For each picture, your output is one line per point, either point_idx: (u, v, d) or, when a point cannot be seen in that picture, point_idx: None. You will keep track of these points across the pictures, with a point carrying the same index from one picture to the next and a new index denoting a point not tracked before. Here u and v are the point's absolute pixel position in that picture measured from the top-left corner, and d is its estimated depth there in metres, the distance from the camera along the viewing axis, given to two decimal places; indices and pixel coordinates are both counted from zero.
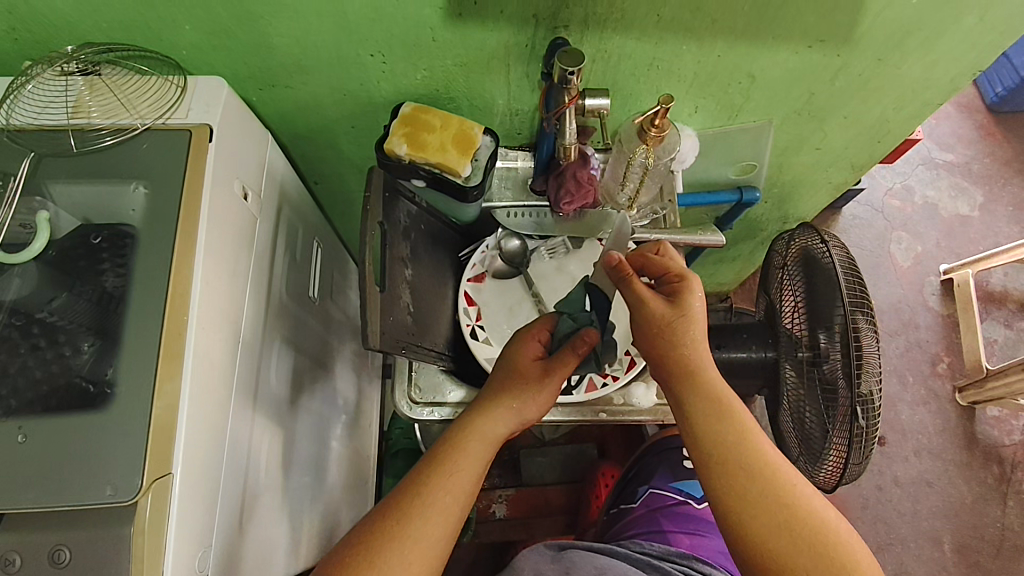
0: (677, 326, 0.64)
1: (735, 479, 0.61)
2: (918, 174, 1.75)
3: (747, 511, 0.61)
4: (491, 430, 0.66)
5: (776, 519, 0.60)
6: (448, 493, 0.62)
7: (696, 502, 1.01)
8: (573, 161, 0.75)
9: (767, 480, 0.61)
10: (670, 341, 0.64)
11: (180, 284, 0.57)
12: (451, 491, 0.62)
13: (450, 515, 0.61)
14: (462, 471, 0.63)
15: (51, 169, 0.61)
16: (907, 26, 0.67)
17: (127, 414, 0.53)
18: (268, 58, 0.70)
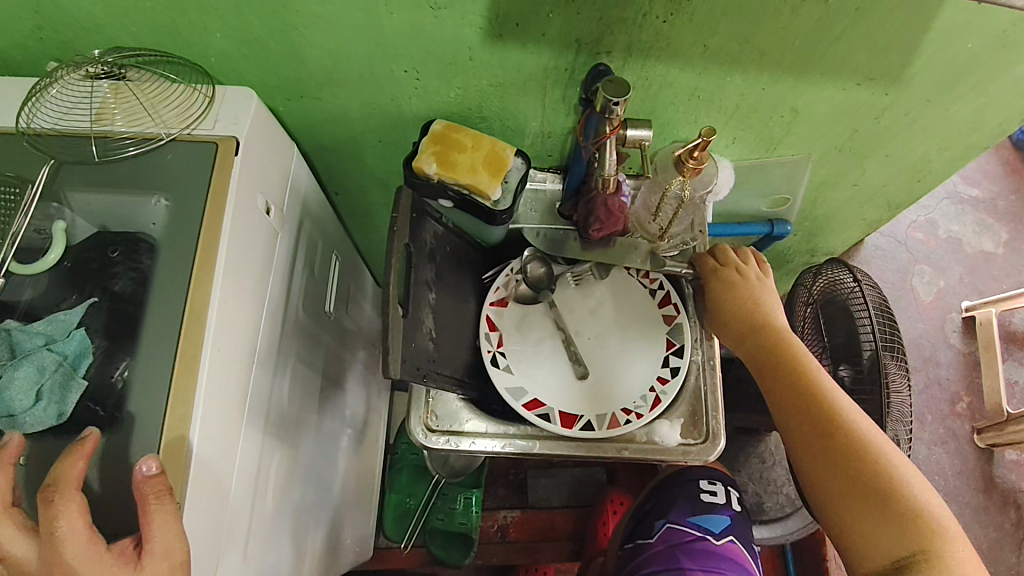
0: (757, 320, 0.70)
1: (820, 438, 0.62)
2: (942, 208, 1.71)
3: (815, 449, 0.62)
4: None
5: (872, 543, 0.58)
6: None
7: (715, 538, 1.00)
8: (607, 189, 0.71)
9: (834, 439, 0.62)
10: (741, 315, 0.72)
11: (196, 304, 0.54)
12: None
13: None
14: None
15: (70, 178, 0.59)
16: (963, 68, 0.65)
17: (137, 441, 0.51)
18: (297, 70, 0.68)
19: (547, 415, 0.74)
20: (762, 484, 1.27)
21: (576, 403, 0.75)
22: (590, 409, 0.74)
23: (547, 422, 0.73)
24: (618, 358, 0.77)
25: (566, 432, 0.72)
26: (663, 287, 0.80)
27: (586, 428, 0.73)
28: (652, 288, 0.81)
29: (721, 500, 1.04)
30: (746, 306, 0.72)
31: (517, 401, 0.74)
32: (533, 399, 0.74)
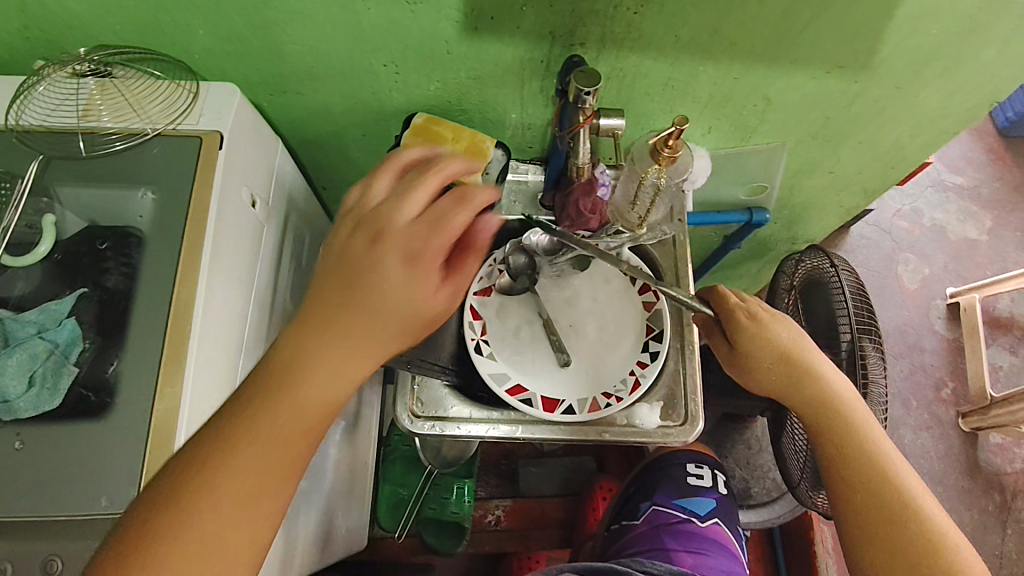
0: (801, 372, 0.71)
1: (865, 492, 0.66)
2: (927, 196, 1.74)
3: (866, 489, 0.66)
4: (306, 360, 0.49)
5: None
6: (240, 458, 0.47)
7: (699, 520, 1.02)
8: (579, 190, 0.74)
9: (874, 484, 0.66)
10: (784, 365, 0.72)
11: (182, 293, 0.56)
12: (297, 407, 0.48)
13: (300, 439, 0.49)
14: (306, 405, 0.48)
15: (59, 173, 0.60)
16: (927, 55, 0.67)
17: (127, 424, 0.53)
18: (280, 65, 0.69)
19: (530, 400, 0.76)
20: (750, 470, 1.28)
21: (558, 388, 0.76)
22: (571, 394, 0.76)
23: (530, 407, 0.75)
24: (598, 344, 0.79)
25: (548, 415, 0.75)
26: (642, 274, 0.82)
27: (567, 412, 0.75)
28: (632, 275, 0.82)
29: (706, 483, 1.06)
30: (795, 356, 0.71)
31: (500, 386, 0.75)
32: (515, 384, 0.76)
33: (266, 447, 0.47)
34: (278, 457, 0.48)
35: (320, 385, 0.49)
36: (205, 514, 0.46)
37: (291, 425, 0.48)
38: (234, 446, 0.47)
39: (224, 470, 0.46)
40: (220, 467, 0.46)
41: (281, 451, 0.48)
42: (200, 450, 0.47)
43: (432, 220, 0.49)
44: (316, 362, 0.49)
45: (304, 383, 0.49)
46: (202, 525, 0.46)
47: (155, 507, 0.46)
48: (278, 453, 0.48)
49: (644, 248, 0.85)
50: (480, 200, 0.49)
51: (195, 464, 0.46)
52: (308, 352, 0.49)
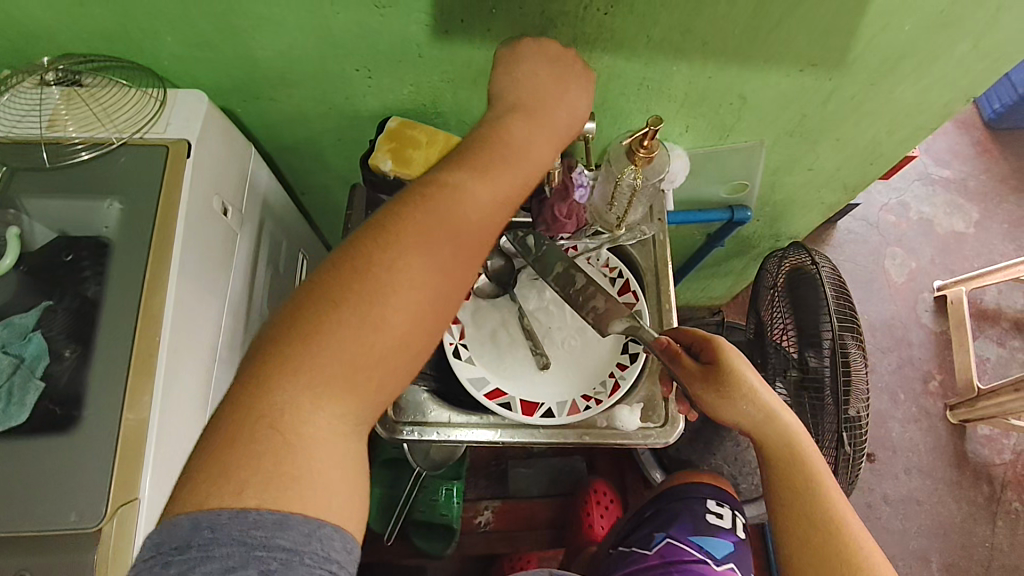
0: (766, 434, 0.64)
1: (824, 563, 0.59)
2: (914, 190, 1.74)
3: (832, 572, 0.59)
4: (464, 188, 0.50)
5: None
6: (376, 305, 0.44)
7: (716, 563, 0.94)
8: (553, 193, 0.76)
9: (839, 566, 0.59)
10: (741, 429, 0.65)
11: (150, 305, 0.56)
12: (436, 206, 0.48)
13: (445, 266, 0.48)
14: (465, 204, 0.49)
15: (25, 184, 0.59)
16: (901, 52, 0.67)
17: (96, 437, 0.52)
18: (251, 70, 0.69)
19: (509, 403, 0.75)
20: (739, 467, 1.22)
21: (537, 391, 0.76)
22: (550, 397, 0.76)
23: (509, 411, 0.74)
24: (577, 345, 0.79)
25: (526, 419, 0.74)
26: (621, 275, 0.81)
27: (547, 415, 0.75)
28: (611, 276, 0.81)
29: (726, 523, 0.97)
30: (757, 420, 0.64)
31: (479, 391, 0.75)
32: (495, 388, 0.76)
33: (382, 310, 0.44)
34: (391, 323, 0.44)
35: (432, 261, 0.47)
36: (316, 389, 0.42)
37: (411, 292, 0.45)
38: (346, 304, 0.44)
39: (336, 330, 0.43)
40: (332, 326, 0.43)
41: (394, 318, 0.44)
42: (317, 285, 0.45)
43: (558, 67, 0.59)
44: (410, 266, 0.46)
45: (425, 255, 0.46)
46: (305, 392, 0.42)
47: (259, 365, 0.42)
48: (398, 323, 0.44)
49: (623, 249, 0.85)
50: (575, 96, 0.59)
51: (301, 316, 0.43)
52: (429, 224, 0.48)
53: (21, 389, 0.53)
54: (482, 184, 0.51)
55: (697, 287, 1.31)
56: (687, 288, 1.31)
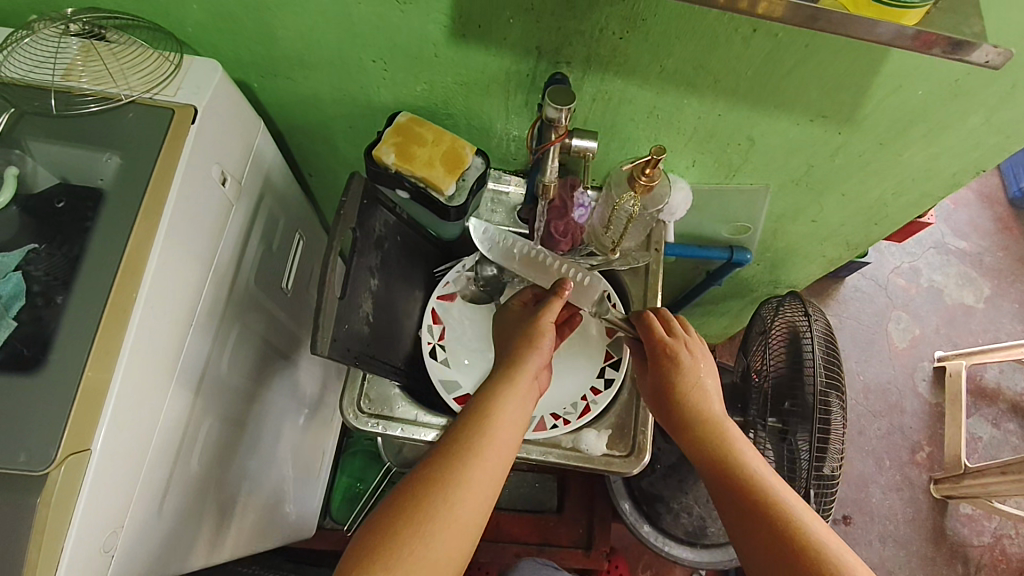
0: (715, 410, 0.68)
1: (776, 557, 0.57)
2: (927, 257, 1.72)
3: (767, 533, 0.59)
4: (519, 380, 0.64)
5: None
6: (470, 472, 0.57)
7: None
8: (550, 211, 0.79)
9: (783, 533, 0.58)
10: (688, 406, 0.68)
11: (133, 262, 0.56)
12: (497, 438, 0.60)
13: (508, 437, 0.61)
14: (507, 415, 0.62)
15: (30, 127, 0.61)
16: (913, 115, 0.66)
17: (57, 382, 0.52)
18: (270, 48, 0.70)
19: None
20: (709, 509, 1.19)
21: None
22: None
23: None
24: (552, 369, 0.78)
25: None
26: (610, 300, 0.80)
27: None
28: None
29: None
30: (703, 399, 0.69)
31: (448, 394, 0.75)
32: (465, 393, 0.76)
33: (481, 475, 0.58)
34: (485, 477, 0.58)
35: (507, 428, 0.62)
36: (420, 532, 0.54)
37: (497, 452, 0.60)
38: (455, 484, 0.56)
39: (453, 502, 0.56)
40: (430, 508, 0.55)
41: (488, 478, 0.58)
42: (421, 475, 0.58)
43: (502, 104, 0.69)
44: (472, 471, 0.58)
45: (501, 432, 0.61)
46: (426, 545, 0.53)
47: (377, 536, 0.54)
48: (485, 473, 0.58)
49: (615, 274, 0.84)
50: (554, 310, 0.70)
51: (409, 503, 0.55)
52: (499, 409, 0.62)
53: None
54: (521, 399, 0.63)
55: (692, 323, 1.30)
56: None
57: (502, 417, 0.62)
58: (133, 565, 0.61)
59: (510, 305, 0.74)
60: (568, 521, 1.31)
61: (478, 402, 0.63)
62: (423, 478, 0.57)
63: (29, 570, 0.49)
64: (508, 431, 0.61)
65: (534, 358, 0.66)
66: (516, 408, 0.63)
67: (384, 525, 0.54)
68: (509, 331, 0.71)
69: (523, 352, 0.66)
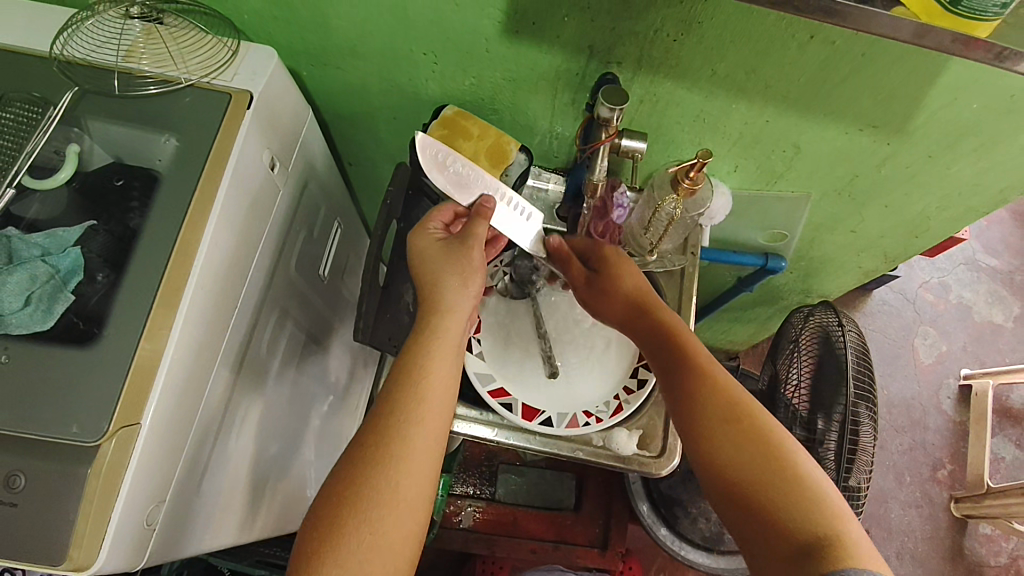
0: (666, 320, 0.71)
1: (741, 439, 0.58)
2: (958, 273, 1.70)
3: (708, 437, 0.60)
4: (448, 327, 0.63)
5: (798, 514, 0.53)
6: (410, 432, 0.57)
7: None
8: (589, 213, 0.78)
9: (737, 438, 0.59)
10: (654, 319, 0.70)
11: (186, 243, 0.58)
12: (430, 391, 0.59)
13: (442, 389, 0.60)
14: (438, 369, 0.61)
15: (91, 107, 0.62)
16: (966, 128, 0.66)
17: (110, 357, 0.53)
18: (323, 38, 0.70)
19: (510, 404, 0.75)
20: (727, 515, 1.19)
21: (539, 398, 0.76)
22: (552, 406, 0.76)
23: (509, 412, 0.74)
24: (583, 370, 0.78)
25: (525, 423, 0.74)
26: None
27: (545, 423, 0.74)
28: None
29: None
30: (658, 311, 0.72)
31: (484, 387, 0.75)
32: (500, 387, 0.76)
33: (418, 437, 0.57)
34: (424, 439, 0.57)
35: (438, 381, 0.60)
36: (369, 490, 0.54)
37: (432, 410, 0.59)
38: (395, 455, 0.55)
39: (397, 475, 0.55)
40: (376, 467, 0.55)
41: (425, 440, 0.58)
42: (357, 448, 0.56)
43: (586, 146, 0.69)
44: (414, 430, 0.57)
45: (432, 388, 0.60)
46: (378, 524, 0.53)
47: (332, 505, 0.53)
48: (425, 427, 0.58)
49: (651, 275, 0.84)
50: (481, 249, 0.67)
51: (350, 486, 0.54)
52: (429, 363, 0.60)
53: (56, 299, 0.54)
54: (448, 347, 0.62)
55: (718, 328, 1.30)
56: (708, 328, 1.30)
57: (435, 370, 0.60)
58: (170, 540, 0.62)
59: (431, 226, 0.68)
60: (584, 521, 1.30)
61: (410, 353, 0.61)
62: (366, 443, 0.56)
63: (78, 537, 0.51)
64: (441, 381, 0.60)
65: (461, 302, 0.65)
66: (445, 363, 0.62)
67: (337, 493, 0.54)
68: (432, 261, 0.66)
69: (451, 298, 0.64)
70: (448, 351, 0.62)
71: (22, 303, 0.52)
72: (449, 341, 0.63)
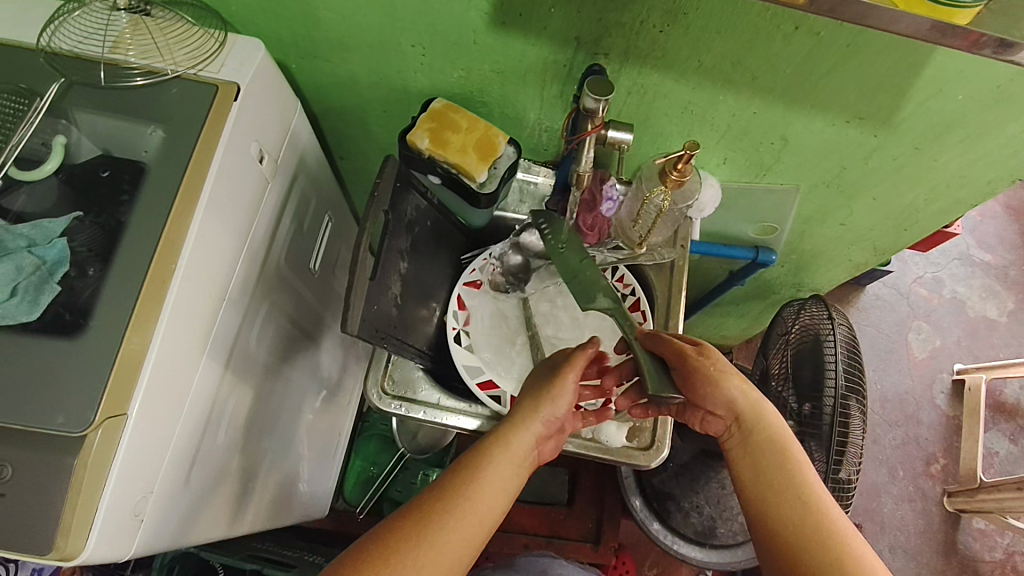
0: (750, 415, 0.67)
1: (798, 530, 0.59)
2: (952, 268, 1.70)
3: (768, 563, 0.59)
4: (537, 423, 0.65)
5: None
6: (474, 503, 0.59)
7: None
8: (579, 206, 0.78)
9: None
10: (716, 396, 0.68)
11: (173, 235, 0.58)
12: (501, 470, 0.62)
13: (515, 475, 0.63)
14: (514, 452, 0.63)
15: (76, 97, 0.62)
16: (952, 119, 0.66)
17: (96, 348, 0.53)
18: (311, 30, 0.70)
19: (499, 397, 0.75)
20: (719, 509, 1.21)
21: None
22: None
23: (497, 404, 0.74)
24: None
25: None
26: (634, 293, 0.81)
27: None
28: (624, 293, 0.81)
29: None
30: (745, 408, 0.67)
31: (472, 379, 0.75)
32: (488, 379, 0.76)
33: (471, 520, 0.58)
34: (485, 514, 0.59)
35: (512, 468, 0.63)
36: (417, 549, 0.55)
37: (502, 490, 0.62)
38: (459, 515, 0.58)
39: (442, 544, 0.56)
40: (432, 526, 0.56)
41: (497, 503, 0.61)
42: (427, 503, 0.59)
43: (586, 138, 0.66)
44: (476, 500, 0.59)
45: (502, 470, 0.62)
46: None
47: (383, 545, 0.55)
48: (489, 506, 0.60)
49: (641, 269, 0.85)
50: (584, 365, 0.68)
51: (393, 542, 0.55)
52: (498, 459, 0.62)
53: (41, 292, 0.54)
54: (528, 438, 0.65)
55: (711, 322, 1.30)
56: (702, 322, 1.31)
57: (510, 456, 0.63)
58: (159, 532, 0.62)
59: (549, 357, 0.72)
60: (577, 516, 1.31)
61: (495, 434, 0.65)
62: (432, 502, 0.58)
63: (65, 527, 0.51)
64: (514, 466, 0.63)
65: (544, 413, 0.65)
66: (522, 450, 0.64)
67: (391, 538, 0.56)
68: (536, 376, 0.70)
69: (555, 395, 0.66)
70: (527, 447, 0.65)
71: (10, 295, 0.53)
72: (518, 438, 0.64)
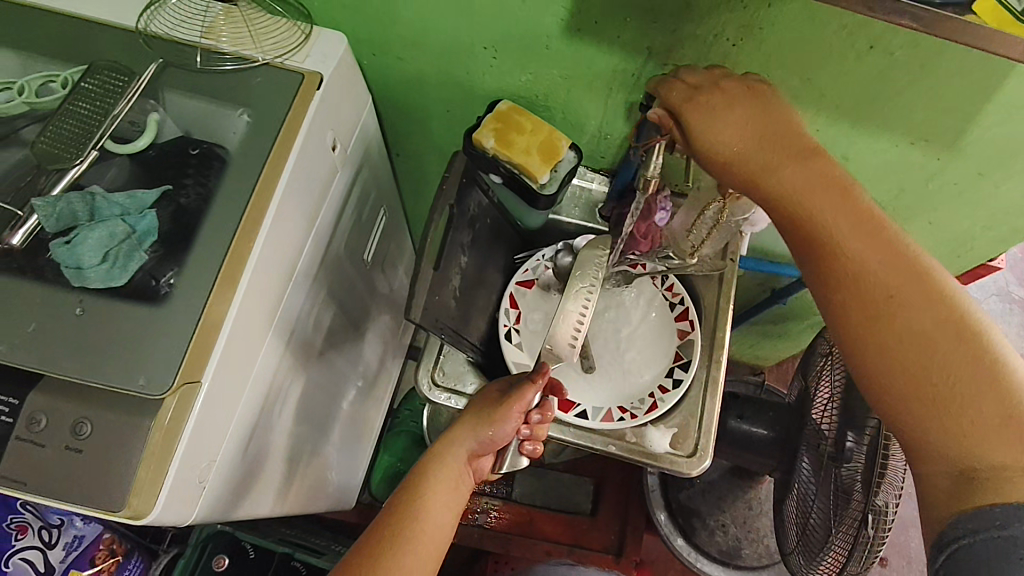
0: (822, 233, 0.52)
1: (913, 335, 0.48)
2: (990, 303, 1.68)
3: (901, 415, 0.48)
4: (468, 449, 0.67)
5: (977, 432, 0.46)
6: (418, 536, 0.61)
7: None
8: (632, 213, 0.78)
9: (966, 423, 0.46)
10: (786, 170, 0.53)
11: (253, 214, 0.60)
12: (439, 499, 0.64)
13: (454, 499, 0.65)
14: (449, 478, 0.65)
15: (170, 79, 0.65)
16: (1017, 146, 0.66)
17: (177, 316, 0.56)
18: (389, 29, 0.73)
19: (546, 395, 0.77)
20: (744, 529, 1.21)
21: (573, 389, 0.79)
22: (587, 399, 0.78)
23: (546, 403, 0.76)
24: (619, 371, 0.81)
25: (561, 414, 0.76)
26: (683, 302, 0.83)
27: (580, 415, 0.77)
28: (673, 301, 0.83)
29: None
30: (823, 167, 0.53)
31: None
32: None
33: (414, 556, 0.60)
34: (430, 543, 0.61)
35: (448, 494, 0.65)
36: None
37: (443, 517, 0.63)
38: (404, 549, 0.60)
39: None
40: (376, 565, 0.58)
41: (440, 532, 0.63)
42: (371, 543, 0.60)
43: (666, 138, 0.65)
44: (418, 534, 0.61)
45: (439, 498, 0.64)
46: None
47: None
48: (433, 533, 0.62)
49: (690, 279, 0.86)
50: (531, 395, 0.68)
51: None
52: (434, 488, 0.64)
53: (129, 259, 0.56)
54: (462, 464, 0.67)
55: (747, 341, 1.30)
56: (738, 340, 1.31)
57: (447, 482, 0.65)
58: (215, 502, 0.64)
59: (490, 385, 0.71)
60: (601, 526, 1.30)
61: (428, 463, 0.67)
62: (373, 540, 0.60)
63: (137, 485, 0.53)
64: (451, 492, 0.65)
65: (480, 436, 0.67)
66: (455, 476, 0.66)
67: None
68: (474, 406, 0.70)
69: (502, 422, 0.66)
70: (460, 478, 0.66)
71: (100, 260, 0.55)
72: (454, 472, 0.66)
